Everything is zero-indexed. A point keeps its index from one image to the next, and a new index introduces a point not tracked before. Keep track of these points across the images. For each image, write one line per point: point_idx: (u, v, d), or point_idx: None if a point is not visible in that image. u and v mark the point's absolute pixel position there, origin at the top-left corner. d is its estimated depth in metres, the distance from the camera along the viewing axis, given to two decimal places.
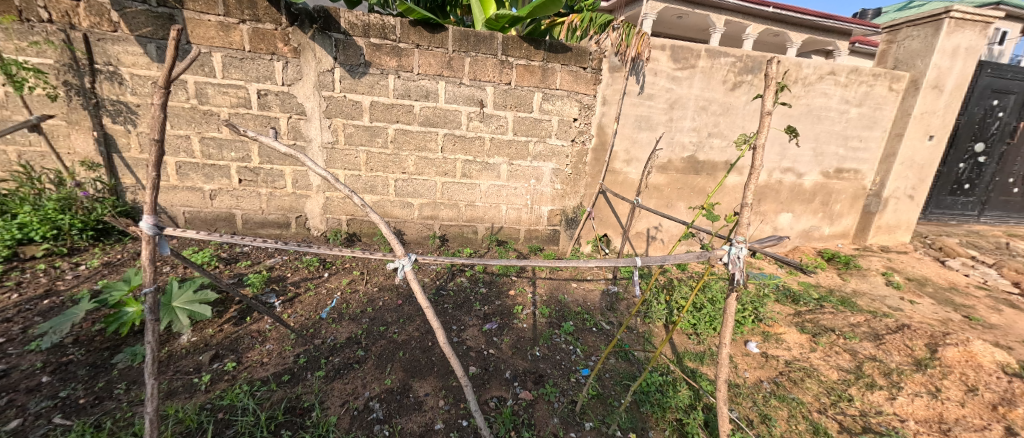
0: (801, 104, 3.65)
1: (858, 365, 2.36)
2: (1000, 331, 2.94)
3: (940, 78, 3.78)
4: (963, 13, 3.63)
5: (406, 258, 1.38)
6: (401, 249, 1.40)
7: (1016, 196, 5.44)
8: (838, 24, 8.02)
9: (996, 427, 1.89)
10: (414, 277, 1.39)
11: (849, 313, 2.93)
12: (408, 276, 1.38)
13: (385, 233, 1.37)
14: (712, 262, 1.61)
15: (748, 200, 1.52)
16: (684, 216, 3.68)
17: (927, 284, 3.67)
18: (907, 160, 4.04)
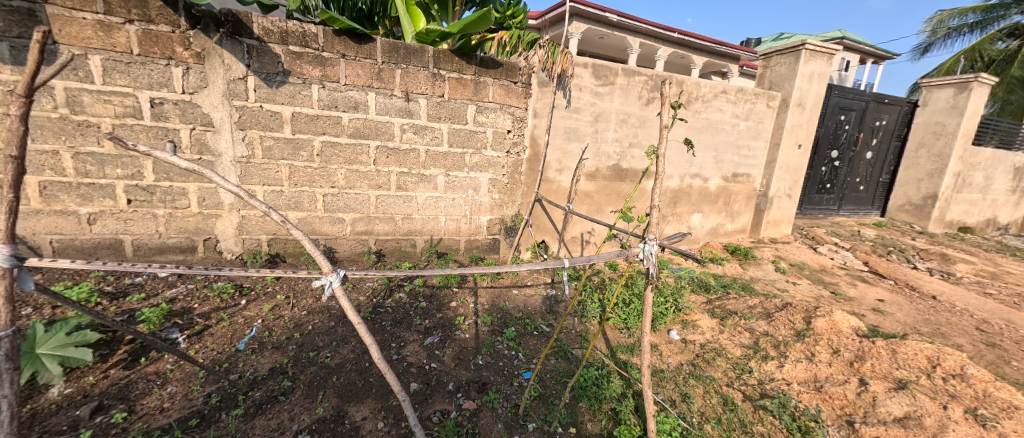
0: (703, 118, 4.14)
1: (755, 340, 2.71)
2: (856, 302, 3.56)
3: (802, 98, 4.53)
4: (814, 45, 4.41)
5: (334, 275, 1.29)
6: (328, 267, 1.30)
7: (863, 192, 6.66)
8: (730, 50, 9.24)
9: (852, 379, 2.27)
10: (343, 293, 1.31)
11: (748, 297, 3.36)
12: (336, 292, 1.29)
13: (309, 250, 1.25)
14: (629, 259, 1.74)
15: (657, 202, 1.67)
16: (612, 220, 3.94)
17: (805, 268, 4.32)
18: (784, 165, 4.76)
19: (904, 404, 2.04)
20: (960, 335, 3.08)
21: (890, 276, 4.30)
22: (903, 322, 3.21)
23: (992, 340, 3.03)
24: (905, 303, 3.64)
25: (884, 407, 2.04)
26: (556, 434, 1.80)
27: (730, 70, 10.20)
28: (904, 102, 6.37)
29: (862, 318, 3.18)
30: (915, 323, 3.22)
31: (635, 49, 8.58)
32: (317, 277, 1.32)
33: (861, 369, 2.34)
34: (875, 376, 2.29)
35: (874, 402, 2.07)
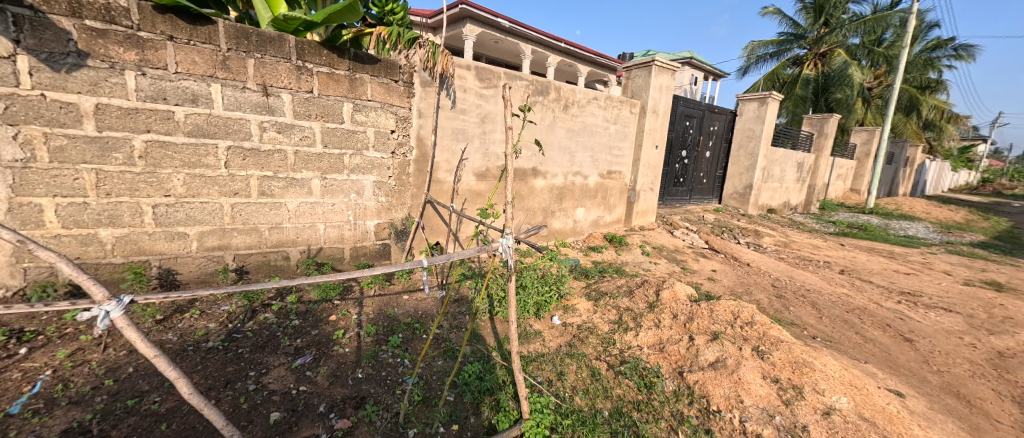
0: (579, 121, 4.54)
1: (617, 317, 3.18)
2: (696, 274, 4.35)
3: (655, 106, 5.31)
4: (661, 62, 5.19)
5: (113, 303, 0.96)
6: (104, 294, 0.98)
7: (705, 184, 8.10)
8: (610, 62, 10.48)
9: (683, 335, 2.81)
10: (128, 325, 1.00)
11: (616, 279, 3.86)
12: (115, 325, 0.97)
13: (67, 276, 0.90)
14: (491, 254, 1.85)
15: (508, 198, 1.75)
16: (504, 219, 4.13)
17: (663, 249, 5.06)
18: (646, 163, 5.51)
19: (716, 350, 2.57)
20: (761, 291, 4.00)
21: (720, 250, 5.35)
22: (728, 287, 4.03)
23: (781, 293, 4.01)
24: (730, 271, 4.57)
25: (703, 356, 2.54)
26: (437, 434, 1.79)
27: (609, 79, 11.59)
28: (727, 112, 7.93)
29: (698, 287, 3.90)
30: (734, 286, 4.07)
31: (532, 58, 8.98)
32: (85, 307, 0.98)
33: (690, 328, 2.87)
34: (699, 332, 2.83)
35: (697, 353, 2.59)
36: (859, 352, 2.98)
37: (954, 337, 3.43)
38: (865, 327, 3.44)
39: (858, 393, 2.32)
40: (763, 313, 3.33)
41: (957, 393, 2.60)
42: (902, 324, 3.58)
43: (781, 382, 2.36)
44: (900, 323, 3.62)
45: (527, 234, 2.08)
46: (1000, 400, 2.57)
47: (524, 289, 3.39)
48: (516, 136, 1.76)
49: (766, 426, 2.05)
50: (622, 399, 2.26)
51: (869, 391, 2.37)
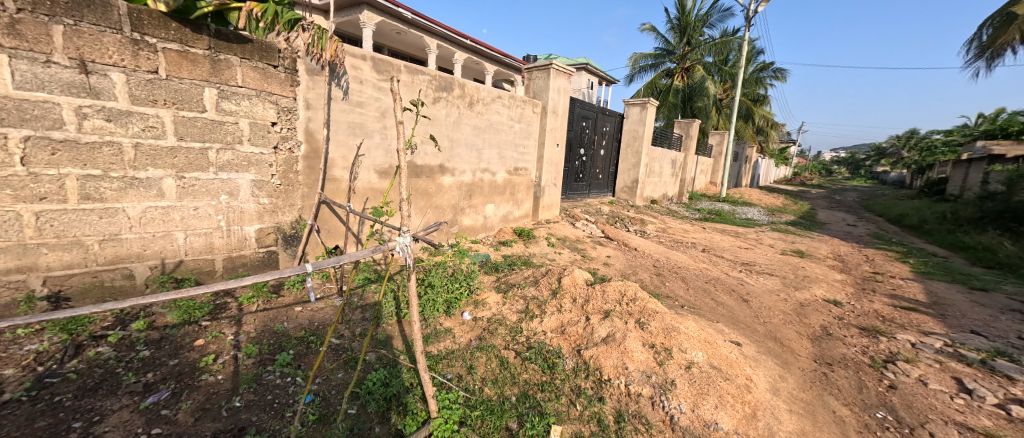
0: (485, 119, 4.56)
1: (524, 306, 3.32)
2: (594, 260, 4.73)
3: (554, 106, 5.60)
4: (558, 65, 5.46)
5: None
6: None
7: (601, 179, 8.83)
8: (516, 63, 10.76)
9: (581, 316, 3.09)
10: None
11: (524, 270, 4.02)
12: None
13: None
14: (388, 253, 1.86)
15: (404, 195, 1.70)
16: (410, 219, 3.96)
17: (566, 240, 5.39)
18: (549, 160, 5.79)
19: (607, 327, 2.91)
20: (645, 271, 4.55)
21: (614, 238, 5.91)
22: (619, 270, 4.49)
23: (659, 271, 4.61)
24: (622, 256, 5.07)
25: (596, 333, 2.86)
26: None
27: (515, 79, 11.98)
28: (617, 114, 8.75)
29: (594, 271, 4.27)
30: (624, 269, 4.55)
31: (441, 55, 8.83)
32: None
33: (587, 309, 3.16)
34: (593, 312, 3.13)
35: (592, 331, 2.89)
36: (712, 313, 3.61)
37: (775, 295, 4.34)
38: (718, 294, 4.14)
39: (711, 348, 2.79)
40: (646, 290, 3.79)
41: (776, 338, 3.32)
42: (741, 288, 4.40)
43: (656, 347, 2.74)
44: (741, 287, 4.44)
45: (423, 230, 2.12)
46: (801, 340, 3.34)
47: (433, 287, 3.34)
48: (407, 132, 1.73)
49: (644, 386, 2.41)
50: (529, 382, 2.45)
51: (720, 346, 2.87)
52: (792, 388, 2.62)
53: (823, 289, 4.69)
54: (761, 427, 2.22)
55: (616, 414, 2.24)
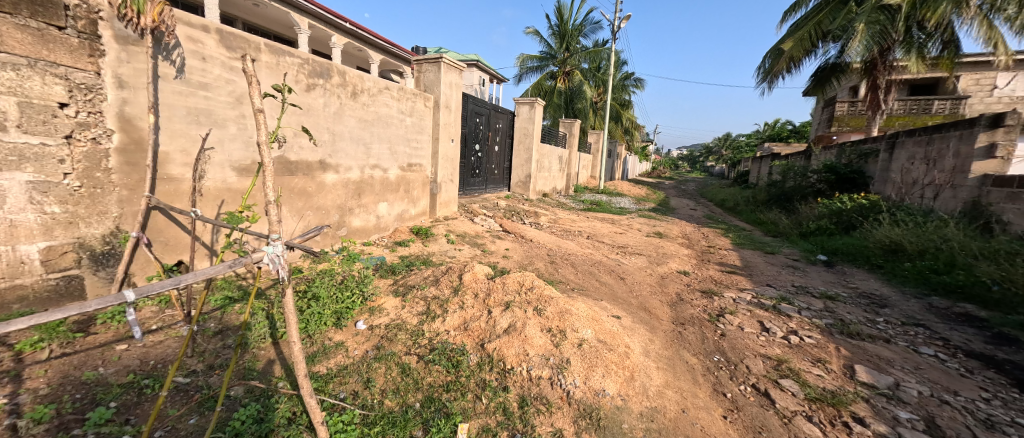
0: (371, 111, 4.20)
1: (425, 306, 3.16)
2: (494, 254, 4.76)
3: (447, 101, 5.46)
4: (449, 60, 5.31)
5: None
6: None
7: (497, 174, 8.98)
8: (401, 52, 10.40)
9: (484, 310, 3.05)
10: None
11: (423, 269, 3.84)
12: None
13: None
14: (254, 267, 1.56)
15: (270, 199, 1.45)
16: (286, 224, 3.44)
17: (466, 236, 5.30)
18: (444, 156, 5.62)
19: (509, 317, 2.92)
20: (540, 260, 4.75)
21: (511, 231, 6.04)
22: (517, 261, 4.59)
23: (553, 259, 4.87)
24: (520, 248, 5.21)
25: (499, 324, 2.86)
26: None
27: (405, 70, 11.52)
28: (507, 113, 8.96)
29: (493, 265, 4.29)
30: (521, 260, 4.68)
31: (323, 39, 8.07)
32: None
33: (489, 302, 3.14)
34: (495, 305, 3.12)
35: (494, 324, 2.87)
36: (596, 292, 3.96)
37: (643, 270, 4.97)
38: (601, 275, 4.55)
39: (598, 324, 3.02)
40: (540, 278, 3.95)
41: (645, 308, 3.77)
42: (619, 268, 4.89)
43: (552, 330, 2.85)
44: (619, 267, 4.94)
45: (301, 239, 1.91)
46: (662, 306, 3.87)
47: (319, 299, 2.93)
48: (269, 123, 1.47)
49: (543, 369, 2.49)
50: (433, 385, 2.33)
51: (605, 321, 3.14)
52: (660, 349, 3.01)
53: (677, 262, 5.52)
54: (637, 387, 2.49)
55: (519, 400, 2.28)
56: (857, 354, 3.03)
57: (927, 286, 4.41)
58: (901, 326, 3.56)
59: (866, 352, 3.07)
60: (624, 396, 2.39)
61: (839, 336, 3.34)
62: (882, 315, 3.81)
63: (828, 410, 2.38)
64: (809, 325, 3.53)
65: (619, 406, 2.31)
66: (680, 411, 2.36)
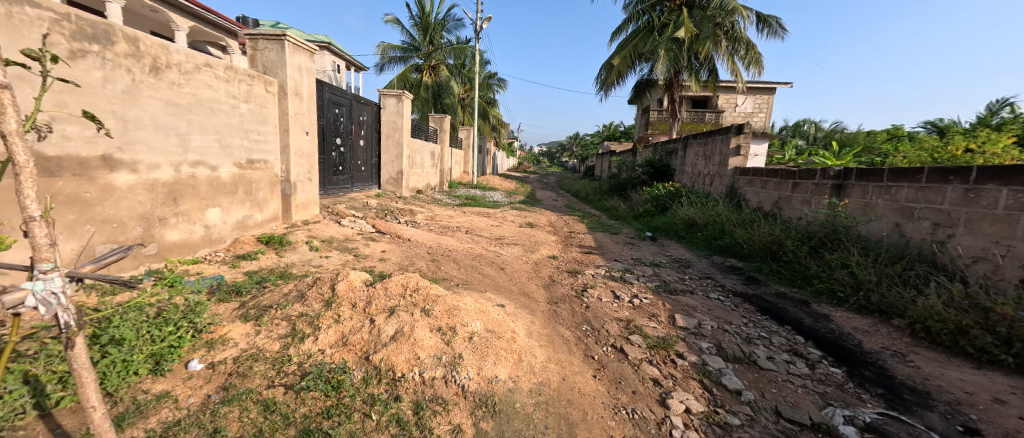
0: (186, 93, 3.29)
1: (290, 328, 2.60)
2: (369, 258, 4.26)
3: (297, 87, 4.68)
4: (295, 39, 4.53)
5: None
6: None
7: (365, 171, 8.21)
8: (220, 20, 8.73)
9: (366, 321, 2.65)
10: None
11: (282, 284, 3.18)
12: None
13: None
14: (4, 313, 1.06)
15: (39, 213, 1.05)
16: (65, 241, 2.49)
17: (333, 241, 4.60)
18: (298, 151, 4.80)
19: (394, 323, 2.60)
20: (421, 260, 4.44)
21: (387, 231, 5.55)
22: (396, 263, 4.20)
23: (434, 257, 4.62)
24: (397, 249, 4.80)
25: (384, 332, 2.51)
26: None
27: (228, 44, 9.81)
28: (372, 104, 8.34)
29: (369, 269, 3.84)
30: (401, 261, 4.30)
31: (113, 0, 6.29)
32: None
33: (370, 311, 2.75)
34: (378, 312, 2.74)
35: (379, 333, 2.51)
36: (480, 284, 3.89)
37: (521, 259, 5.11)
38: (482, 267, 4.50)
39: (486, 315, 2.92)
40: (422, 277, 3.68)
41: (525, 293, 3.85)
42: (498, 259, 4.91)
43: (442, 329, 2.65)
44: (498, 258, 4.97)
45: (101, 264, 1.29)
46: (539, 289, 4.01)
47: (127, 344, 2.02)
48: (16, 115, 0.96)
49: (436, 369, 2.28)
50: (308, 416, 1.90)
51: (491, 311, 3.07)
52: (540, 329, 3.06)
53: (547, 248, 5.83)
54: (526, 367, 2.47)
55: (414, 406, 2.03)
56: (674, 306, 3.66)
57: (710, 248, 5.78)
58: (698, 279, 4.54)
59: (680, 303, 3.75)
60: (515, 378, 2.34)
61: (664, 294, 3.98)
62: (688, 273, 4.77)
63: (663, 352, 2.82)
64: (644, 288, 4.12)
65: (511, 389, 2.25)
66: (561, 379, 2.42)
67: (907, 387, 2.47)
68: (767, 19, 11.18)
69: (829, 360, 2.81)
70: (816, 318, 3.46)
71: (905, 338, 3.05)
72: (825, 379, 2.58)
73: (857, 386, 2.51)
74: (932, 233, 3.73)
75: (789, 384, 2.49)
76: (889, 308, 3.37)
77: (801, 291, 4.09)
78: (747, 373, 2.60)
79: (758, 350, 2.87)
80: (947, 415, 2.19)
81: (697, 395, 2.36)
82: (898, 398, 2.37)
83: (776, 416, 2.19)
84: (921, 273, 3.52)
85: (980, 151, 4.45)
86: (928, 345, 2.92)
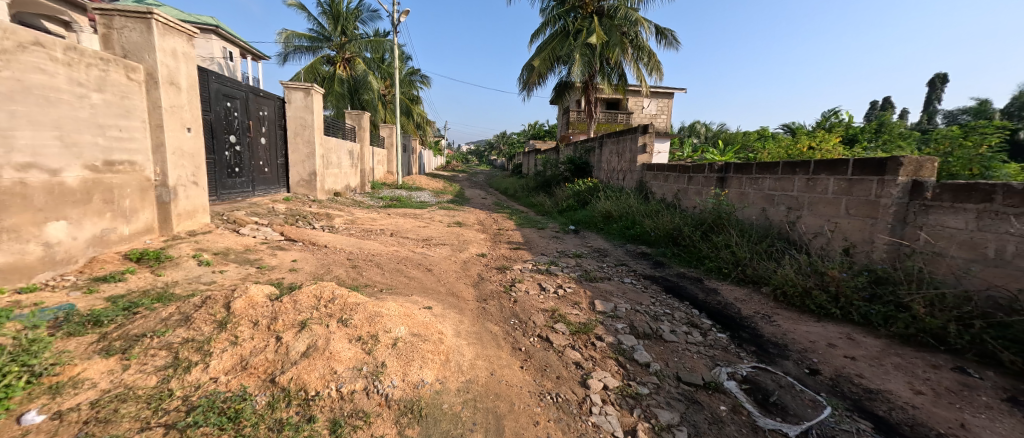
0: (6, 77, 2.61)
1: (173, 357, 2.19)
2: (276, 269, 3.81)
3: (171, 76, 4.00)
4: (165, 19, 3.87)
5: None
6: None
7: (268, 173, 7.33)
8: None
9: (271, 339, 2.34)
10: None
11: (161, 308, 2.68)
12: None
13: None
14: None
15: None
16: None
17: (229, 253, 4.02)
18: (177, 150, 4.09)
19: (306, 338, 2.35)
20: (339, 267, 4.09)
21: (298, 238, 5.04)
22: (310, 272, 3.82)
23: (355, 263, 4.29)
24: (310, 257, 4.36)
25: (294, 349, 2.25)
26: None
27: (72, 19, 8.05)
28: (273, 97, 7.52)
29: (276, 281, 3.43)
30: (315, 270, 3.91)
31: None
32: None
33: (276, 327, 2.45)
34: (286, 328, 2.45)
35: (286, 351, 2.25)
36: (406, 288, 3.69)
37: (449, 259, 4.97)
38: (408, 270, 4.29)
39: (411, 319, 2.79)
40: (341, 285, 3.39)
41: (454, 293, 3.74)
42: (426, 261, 4.73)
43: (363, 338, 2.45)
44: (425, 260, 4.78)
45: None
46: (468, 288, 3.94)
47: None
48: None
49: (356, 381, 2.10)
50: None
51: (417, 315, 2.93)
52: (469, 327, 3.00)
53: (476, 246, 5.78)
54: (453, 367, 2.39)
55: (332, 424, 1.84)
56: (594, 292, 3.85)
57: (624, 237, 6.21)
58: (615, 267, 4.84)
59: (599, 289, 3.96)
60: (442, 380, 2.25)
61: (585, 282, 4.17)
62: (606, 262, 5.07)
63: (583, 336, 2.94)
64: (568, 279, 4.27)
65: (438, 390, 2.16)
66: (490, 374, 2.39)
67: (772, 343, 2.89)
68: (665, 31, 12.27)
69: (717, 327, 3.18)
70: (708, 293, 3.90)
71: (770, 302, 3.57)
72: (713, 344, 2.91)
73: (737, 346, 2.88)
74: (787, 215, 4.42)
75: (687, 352, 2.76)
76: (758, 278, 3.91)
77: (696, 271, 4.57)
78: (654, 347, 2.82)
79: (663, 326, 3.13)
80: (799, 362, 2.63)
81: (613, 372, 2.49)
82: (764, 352, 2.77)
83: (677, 381, 2.41)
84: (781, 247, 4.15)
85: (819, 148, 5.35)
86: (788, 306, 3.44)
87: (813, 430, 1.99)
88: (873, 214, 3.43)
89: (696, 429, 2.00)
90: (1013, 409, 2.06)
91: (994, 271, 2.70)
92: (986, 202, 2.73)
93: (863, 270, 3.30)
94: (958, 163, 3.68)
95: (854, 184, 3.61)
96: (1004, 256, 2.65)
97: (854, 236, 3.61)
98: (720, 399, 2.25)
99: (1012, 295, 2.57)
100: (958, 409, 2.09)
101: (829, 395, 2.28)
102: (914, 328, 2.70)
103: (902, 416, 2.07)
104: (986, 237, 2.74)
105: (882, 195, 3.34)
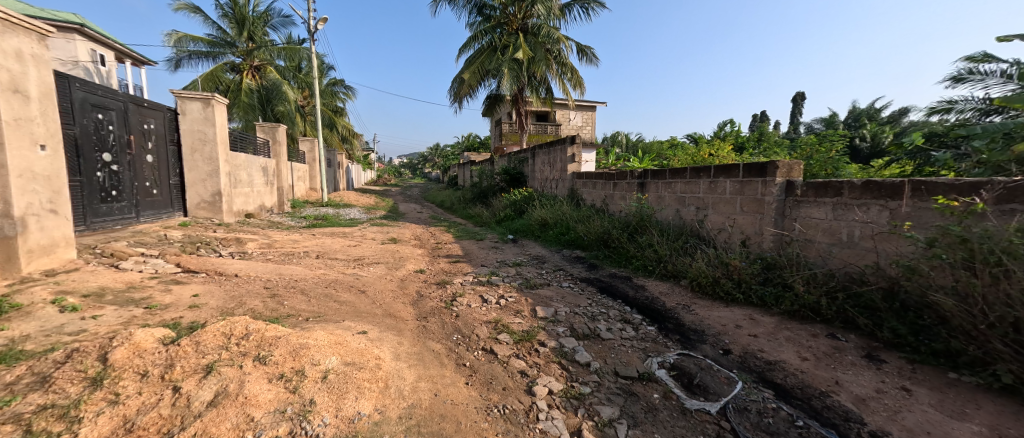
0: None
1: (21, 431, 1.75)
2: (172, 307, 3.31)
3: (15, 82, 3.34)
4: (5, 14, 3.24)
5: None
6: None
7: (157, 196, 6.39)
8: None
9: (166, 392, 2.02)
10: None
11: (6, 371, 2.17)
12: None
13: None
14: None
15: None
16: None
17: (105, 293, 3.41)
18: (24, 172, 3.38)
19: (214, 384, 2.07)
20: (254, 298, 3.67)
21: (200, 270, 4.44)
22: (216, 308, 3.37)
23: (274, 292, 3.88)
24: (217, 289, 3.86)
25: (197, 399, 1.97)
26: None
27: None
28: (163, 108, 6.63)
29: (171, 323, 2.95)
30: (224, 305, 3.46)
31: None
32: None
33: (172, 376, 2.13)
34: (186, 376, 2.14)
35: (188, 402, 1.95)
36: (337, 315, 3.42)
37: (384, 278, 4.74)
38: (339, 294, 4.00)
39: (343, 347, 2.60)
40: (257, 319, 3.03)
41: (391, 314, 3.57)
42: (358, 282, 4.44)
43: (285, 375, 2.23)
44: (358, 281, 4.50)
45: None
46: (406, 308, 3.76)
47: None
48: None
49: (279, 425, 1.88)
50: None
51: (350, 341, 2.74)
52: (409, 348, 2.87)
53: (413, 263, 5.57)
54: (393, 393, 2.27)
55: None
56: (535, 299, 3.92)
57: (560, 243, 6.45)
58: (553, 272, 4.99)
59: (539, 296, 4.04)
60: (380, 409, 2.12)
61: (526, 289, 4.23)
62: (545, 268, 5.19)
63: (527, 344, 2.97)
64: (509, 288, 4.30)
65: (377, 422, 2.03)
66: (433, 396, 2.30)
67: (692, 329, 3.18)
68: (585, 49, 13.11)
69: (646, 321, 3.41)
70: (637, 289, 4.18)
71: (688, 293, 3.93)
72: (645, 337, 3.11)
73: (664, 337, 3.11)
74: (696, 215, 4.92)
75: (622, 347, 2.93)
76: (678, 273, 4.28)
77: (626, 270, 4.87)
78: (593, 347, 2.94)
79: (599, 325, 3.28)
80: (715, 344, 2.92)
81: (557, 376, 2.55)
82: (686, 339, 3.04)
83: (615, 376, 2.54)
84: (693, 243, 4.60)
85: (716, 155, 6.06)
86: (703, 295, 3.82)
87: (729, 404, 2.22)
88: (760, 210, 3.96)
89: (634, 420, 2.12)
90: (871, 363, 2.48)
91: (848, 251, 3.24)
92: (838, 196, 3.29)
93: (757, 258, 3.78)
94: (817, 165, 4.39)
95: (744, 185, 4.15)
96: (854, 238, 3.20)
97: (748, 229, 4.13)
98: (653, 388, 2.41)
99: (861, 269, 3.09)
100: (834, 369, 2.46)
101: (739, 371, 2.56)
102: (797, 304, 3.14)
103: (795, 381, 2.39)
104: (840, 224, 3.29)
105: (766, 194, 3.88)
